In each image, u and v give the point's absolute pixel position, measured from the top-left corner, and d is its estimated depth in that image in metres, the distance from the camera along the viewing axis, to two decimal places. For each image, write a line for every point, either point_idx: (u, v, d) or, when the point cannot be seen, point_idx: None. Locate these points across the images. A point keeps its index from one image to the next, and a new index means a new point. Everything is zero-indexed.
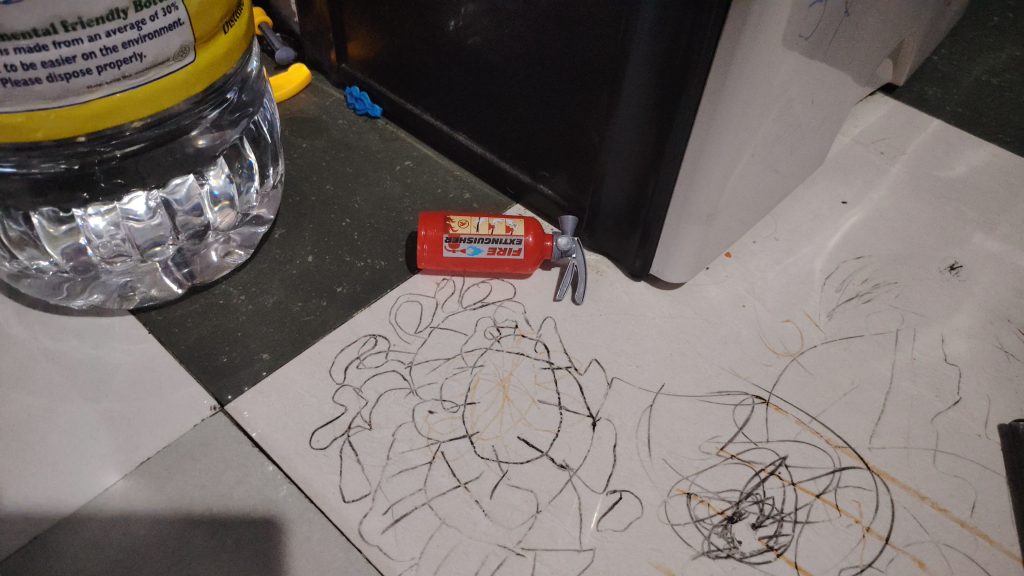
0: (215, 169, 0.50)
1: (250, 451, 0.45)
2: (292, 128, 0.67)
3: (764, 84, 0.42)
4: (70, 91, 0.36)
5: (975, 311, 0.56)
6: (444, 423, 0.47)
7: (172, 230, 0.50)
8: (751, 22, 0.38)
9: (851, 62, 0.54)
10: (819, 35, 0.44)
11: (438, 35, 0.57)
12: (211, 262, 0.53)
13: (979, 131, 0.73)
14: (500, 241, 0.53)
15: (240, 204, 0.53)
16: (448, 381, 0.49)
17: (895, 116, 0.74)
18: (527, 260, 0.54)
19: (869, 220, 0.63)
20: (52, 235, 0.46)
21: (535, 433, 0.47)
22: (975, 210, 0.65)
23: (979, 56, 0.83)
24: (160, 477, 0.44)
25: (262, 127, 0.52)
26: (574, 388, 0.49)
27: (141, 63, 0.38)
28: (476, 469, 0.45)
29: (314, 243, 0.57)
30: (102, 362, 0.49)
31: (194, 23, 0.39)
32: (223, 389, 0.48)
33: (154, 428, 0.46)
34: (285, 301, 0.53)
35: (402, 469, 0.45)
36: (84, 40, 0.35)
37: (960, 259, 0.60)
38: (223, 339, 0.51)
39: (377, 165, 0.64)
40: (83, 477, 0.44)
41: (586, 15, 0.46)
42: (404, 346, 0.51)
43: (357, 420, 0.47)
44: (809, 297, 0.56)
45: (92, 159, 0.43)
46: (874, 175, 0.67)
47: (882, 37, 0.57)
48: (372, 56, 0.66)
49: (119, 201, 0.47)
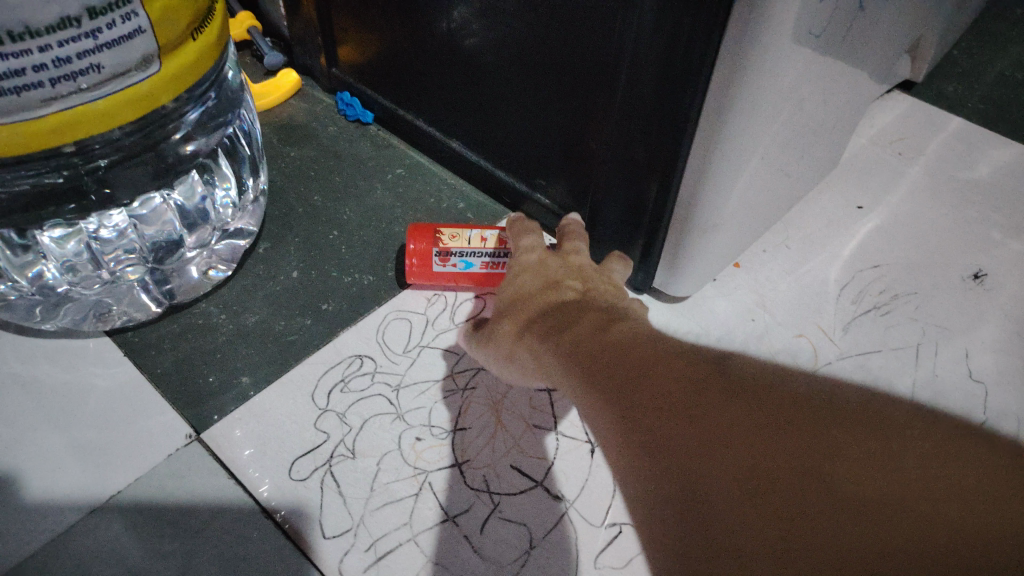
0: (184, 185, 0.47)
1: (226, 482, 0.42)
2: (279, 136, 0.65)
3: (773, 82, 0.39)
4: (22, 106, 0.34)
5: (1002, 323, 0.53)
6: (431, 451, 0.44)
7: (140, 251, 0.48)
8: (758, 13, 0.35)
9: (867, 56, 0.50)
10: (831, 31, 0.41)
11: (430, 39, 0.55)
12: (191, 279, 0.51)
13: (1001, 129, 0.70)
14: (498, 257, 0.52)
15: (215, 220, 0.50)
16: (438, 406, 0.46)
17: (913, 114, 0.71)
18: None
19: (887, 225, 0.60)
20: (14, 259, 0.44)
21: (529, 461, 0.44)
22: (1000, 214, 0.61)
23: (1003, 49, 0.79)
24: (129, 511, 0.41)
25: (238, 138, 0.50)
26: (572, 412, 0.46)
27: (99, 74, 0.35)
28: (466, 501, 0.42)
29: (300, 257, 0.55)
30: (76, 386, 0.47)
31: (157, 32, 0.36)
32: (200, 415, 0.45)
33: (126, 457, 0.43)
34: (268, 320, 0.51)
35: (387, 501, 0.42)
36: (34, 51, 0.33)
37: (985, 266, 0.57)
38: (202, 361, 0.48)
39: (368, 174, 0.62)
40: (48, 511, 0.41)
41: (580, 15, 0.43)
42: (391, 367, 0.48)
43: (340, 448, 0.44)
44: (822, 310, 0.53)
45: (72, 170, 0.40)
46: (891, 178, 0.64)
47: (900, 32, 0.53)
48: (364, 61, 0.63)
49: (84, 223, 0.44)
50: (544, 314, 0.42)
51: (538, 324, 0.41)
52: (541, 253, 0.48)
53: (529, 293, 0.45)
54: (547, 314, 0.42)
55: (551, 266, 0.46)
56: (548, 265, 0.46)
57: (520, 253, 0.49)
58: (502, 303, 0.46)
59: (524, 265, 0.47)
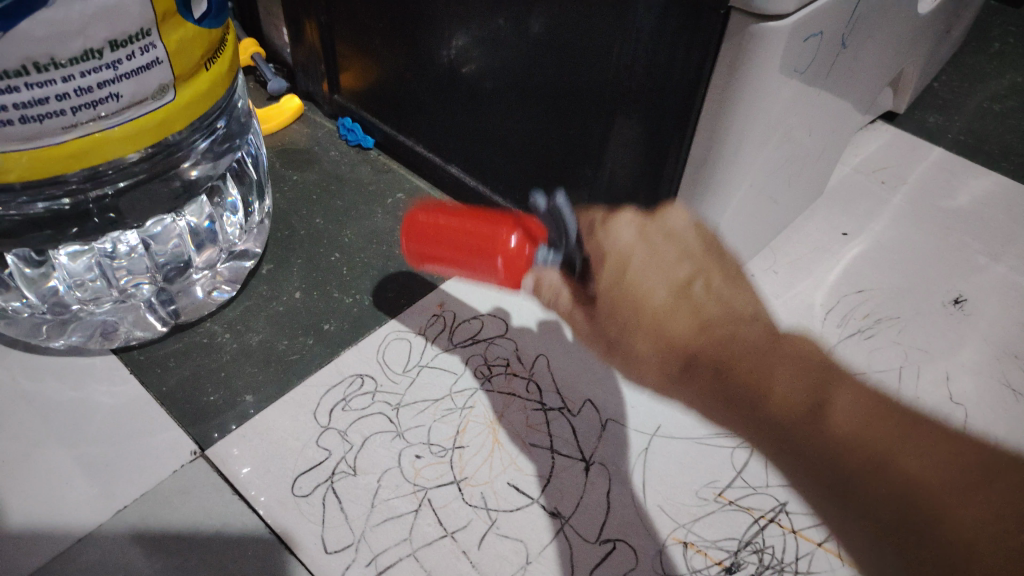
0: (194, 206, 0.50)
1: (230, 498, 0.43)
2: (283, 160, 0.66)
3: (761, 113, 0.41)
4: (44, 133, 0.35)
5: (981, 346, 0.55)
6: (431, 468, 0.45)
7: (150, 269, 0.50)
8: (745, 49, 0.37)
9: (851, 89, 0.52)
10: (816, 66, 0.43)
11: (430, 67, 0.57)
12: (197, 297, 0.53)
13: (982, 159, 0.72)
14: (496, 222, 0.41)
15: (223, 241, 0.53)
16: (437, 424, 0.48)
17: (895, 144, 0.73)
18: (506, 267, 0.40)
19: (871, 251, 0.62)
20: (28, 275, 0.46)
21: (525, 478, 0.45)
22: (979, 240, 0.63)
23: (981, 82, 0.82)
24: (134, 526, 0.42)
25: (246, 164, 0.53)
26: (566, 430, 0.48)
27: (118, 103, 0.37)
28: (464, 518, 0.43)
29: (302, 278, 0.56)
30: (82, 403, 0.48)
31: (173, 62, 0.38)
32: (204, 433, 0.46)
33: (132, 472, 0.44)
34: (272, 339, 0.52)
35: (387, 517, 0.43)
36: (58, 81, 0.34)
37: (965, 292, 0.59)
38: (207, 379, 0.49)
39: (369, 198, 0.63)
40: (53, 525, 0.42)
41: (576, 48, 0.45)
42: (391, 386, 0.50)
43: (341, 465, 0.45)
44: (809, 333, 0.55)
45: (83, 197, 0.43)
46: (875, 206, 0.66)
47: (882, 65, 0.56)
48: (366, 88, 0.65)
49: (97, 241, 0.47)
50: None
51: (688, 363, 0.47)
52: (632, 223, 0.47)
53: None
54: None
55: (657, 260, 0.45)
56: (659, 258, 0.45)
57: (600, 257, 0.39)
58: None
59: (627, 266, 0.45)
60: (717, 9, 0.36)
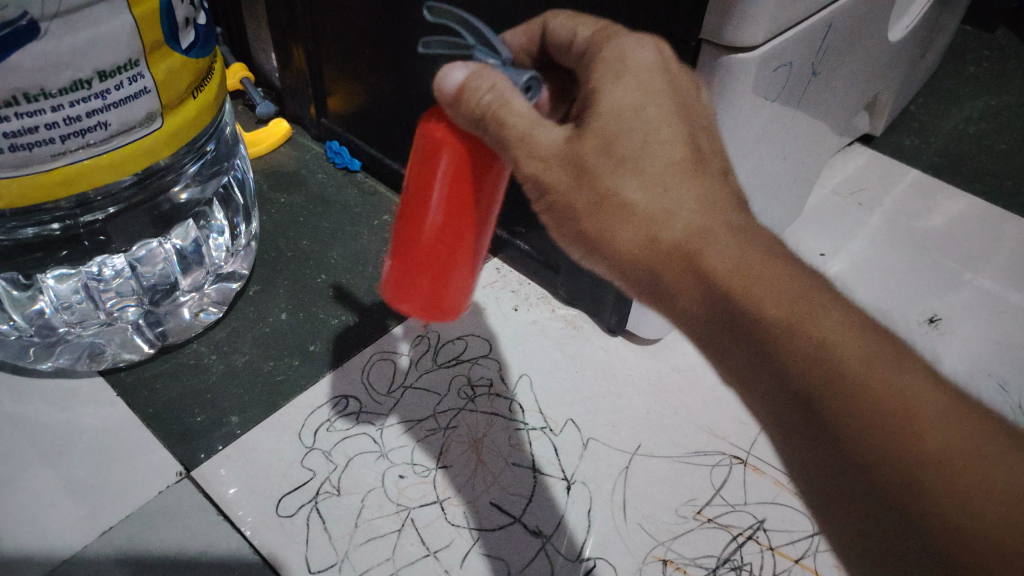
0: (180, 228, 0.51)
1: (215, 519, 0.44)
2: (271, 183, 0.67)
3: (739, 132, 0.42)
4: (33, 160, 0.36)
5: (955, 364, 0.56)
6: (414, 488, 0.46)
7: (136, 292, 0.52)
8: (717, 77, 0.39)
9: (824, 113, 0.54)
10: (788, 93, 0.45)
11: (414, 90, 0.58)
12: (183, 320, 0.54)
13: (957, 181, 0.74)
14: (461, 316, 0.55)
15: (209, 263, 0.54)
16: (421, 444, 0.48)
17: (873, 165, 0.75)
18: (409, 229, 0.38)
19: (848, 272, 0.63)
20: (16, 297, 0.48)
21: (508, 497, 0.46)
22: (954, 260, 0.65)
23: (956, 105, 0.84)
24: (119, 547, 0.42)
25: (232, 187, 0.55)
26: (549, 450, 0.49)
27: (106, 131, 0.38)
28: (447, 537, 0.44)
29: (288, 300, 0.57)
30: (69, 425, 0.48)
31: (161, 90, 0.39)
32: (190, 454, 0.47)
33: (117, 494, 0.45)
34: (257, 360, 0.53)
35: (370, 537, 0.44)
36: (47, 111, 0.35)
37: (939, 311, 0.60)
38: (193, 401, 0.50)
39: (356, 219, 0.64)
40: (37, 548, 0.42)
41: None
42: (375, 408, 0.50)
43: (326, 485, 0.46)
44: None
45: (75, 223, 0.45)
46: (852, 227, 0.68)
47: (856, 90, 0.57)
48: (352, 111, 0.66)
49: (85, 265, 0.48)
50: (695, 235, 0.31)
51: None
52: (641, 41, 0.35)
53: (682, 188, 0.32)
54: (693, 235, 0.31)
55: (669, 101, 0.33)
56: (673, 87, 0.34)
57: (607, 84, 0.33)
58: (610, 148, 0.32)
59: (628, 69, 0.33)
60: (687, 42, 0.38)
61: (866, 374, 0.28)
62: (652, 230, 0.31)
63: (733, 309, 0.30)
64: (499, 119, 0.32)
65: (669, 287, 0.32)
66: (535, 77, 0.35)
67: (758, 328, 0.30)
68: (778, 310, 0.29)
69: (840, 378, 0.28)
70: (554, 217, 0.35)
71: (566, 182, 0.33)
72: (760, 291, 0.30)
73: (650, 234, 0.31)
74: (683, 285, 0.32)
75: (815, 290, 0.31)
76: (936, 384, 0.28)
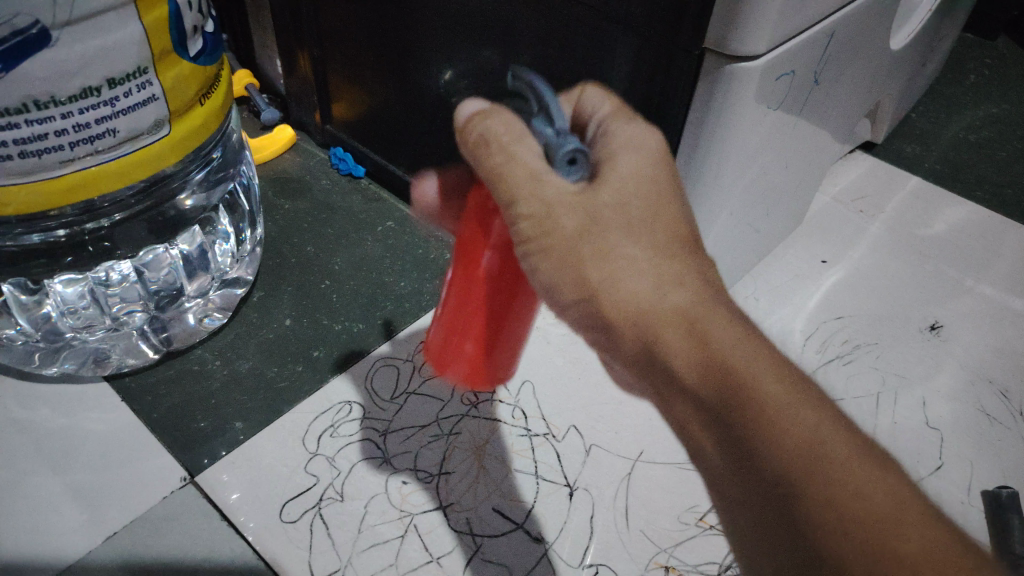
0: (186, 235, 0.52)
1: (219, 524, 0.44)
2: (275, 189, 0.68)
3: (742, 140, 0.43)
4: (42, 167, 0.37)
5: (956, 372, 0.56)
6: (417, 494, 0.46)
7: (142, 297, 0.52)
8: (720, 86, 0.39)
9: (826, 121, 0.54)
10: (790, 101, 0.45)
11: (419, 96, 0.58)
12: (187, 325, 0.54)
13: (958, 189, 0.74)
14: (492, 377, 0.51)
15: (214, 268, 0.55)
16: (423, 450, 0.49)
17: (874, 173, 0.75)
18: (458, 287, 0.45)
19: (850, 279, 0.64)
20: (23, 301, 0.48)
21: (510, 503, 0.46)
22: (955, 268, 0.65)
23: (957, 113, 0.84)
24: (124, 552, 0.42)
25: (238, 194, 0.55)
26: (552, 456, 0.49)
27: (114, 138, 0.38)
28: (449, 543, 0.44)
29: (292, 306, 0.57)
30: (74, 430, 0.48)
31: (169, 98, 0.39)
32: (194, 459, 0.47)
33: (122, 499, 0.45)
34: (261, 366, 0.53)
35: (373, 543, 0.44)
36: (57, 118, 0.35)
37: (941, 318, 0.60)
38: (197, 406, 0.50)
39: (359, 226, 0.65)
40: (42, 552, 0.42)
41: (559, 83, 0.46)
42: (379, 413, 0.51)
43: (329, 491, 0.46)
44: None
45: (81, 229, 0.46)
46: (854, 234, 0.68)
47: (858, 97, 0.57)
48: (356, 117, 0.66)
49: (92, 271, 0.49)
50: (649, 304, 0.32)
51: None
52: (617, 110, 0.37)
53: (667, 262, 0.33)
54: (653, 308, 0.32)
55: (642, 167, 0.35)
56: (645, 153, 0.35)
57: (624, 153, 0.35)
58: (622, 210, 0.33)
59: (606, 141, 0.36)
60: (691, 51, 0.39)
61: (835, 458, 0.29)
62: (631, 292, 0.32)
63: (724, 384, 0.31)
64: (509, 152, 0.33)
65: (660, 355, 0.32)
66: (581, 148, 0.34)
67: (749, 404, 0.30)
68: (771, 390, 0.30)
69: (813, 464, 0.29)
70: (550, 254, 0.34)
71: (569, 230, 0.33)
72: (750, 366, 0.31)
73: (612, 294, 0.32)
74: (674, 355, 0.32)
75: (801, 393, 0.31)
76: (868, 464, 0.29)
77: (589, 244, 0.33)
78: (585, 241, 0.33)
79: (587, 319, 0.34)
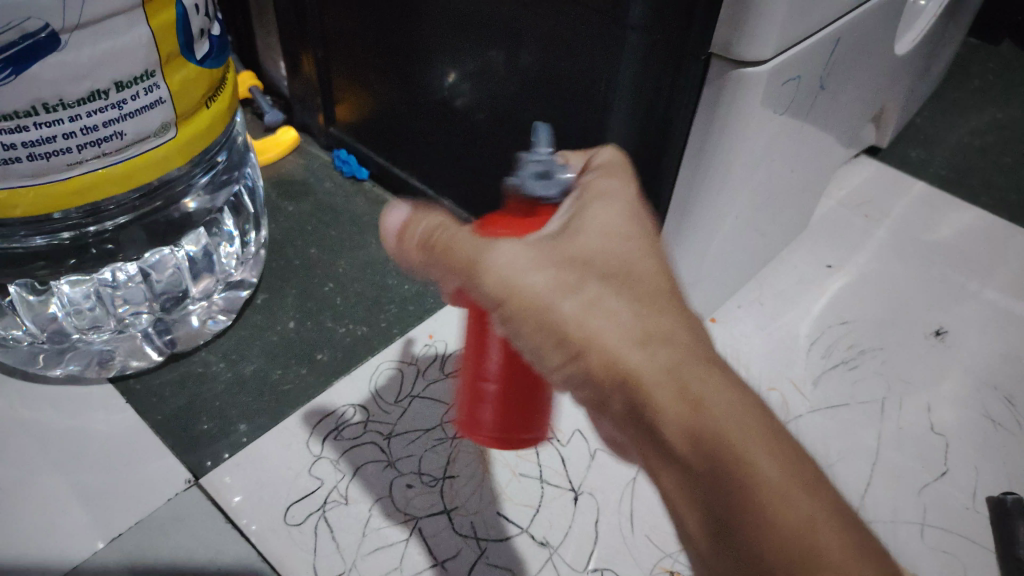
0: (191, 236, 0.52)
1: (223, 527, 0.44)
2: (279, 191, 0.68)
3: (748, 144, 0.43)
4: (50, 169, 0.36)
5: (962, 377, 0.56)
6: (421, 498, 0.46)
7: (147, 300, 0.52)
8: (727, 90, 0.39)
9: (832, 126, 0.54)
10: (796, 105, 0.45)
11: (424, 98, 0.58)
12: (192, 327, 0.54)
13: (963, 193, 0.74)
14: (527, 431, 0.39)
15: (219, 271, 0.55)
16: (428, 454, 0.48)
17: (879, 177, 0.75)
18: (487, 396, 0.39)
19: (855, 285, 0.63)
20: (29, 301, 0.48)
21: (515, 507, 0.46)
22: (960, 272, 0.65)
23: (962, 117, 0.84)
24: (128, 554, 0.42)
25: (243, 196, 0.55)
26: (556, 461, 0.49)
27: (121, 141, 0.38)
28: (454, 547, 0.44)
29: (296, 308, 0.57)
30: (78, 432, 0.48)
31: (175, 100, 0.39)
32: (198, 462, 0.47)
33: (127, 501, 0.45)
34: (265, 368, 0.53)
35: (378, 546, 0.44)
36: (65, 121, 0.35)
37: (946, 324, 0.60)
38: (201, 409, 0.50)
39: (363, 228, 0.65)
40: (47, 554, 0.42)
41: (565, 86, 0.46)
42: (383, 417, 0.50)
43: (333, 494, 0.46)
44: (794, 365, 0.56)
45: (86, 232, 0.45)
46: (859, 239, 0.68)
47: (864, 101, 0.57)
48: (360, 119, 0.66)
49: (98, 273, 0.49)
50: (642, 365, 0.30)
51: None
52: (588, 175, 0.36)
53: (657, 317, 0.32)
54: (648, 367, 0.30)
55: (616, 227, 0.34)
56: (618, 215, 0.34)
57: (597, 204, 0.34)
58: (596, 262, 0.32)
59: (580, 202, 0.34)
60: (697, 56, 0.38)
61: (830, 545, 0.26)
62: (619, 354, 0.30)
63: (712, 447, 0.28)
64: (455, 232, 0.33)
65: (650, 418, 0.30)
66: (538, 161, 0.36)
67: (728, 465, 0.28)
68: (751, 453, 0.28)
69: (804, 547, 0.26)
70: (528, 317, 0.32)
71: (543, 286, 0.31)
72: (737, 431, 0.28)
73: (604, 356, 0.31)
74: (666, 414, 0.29)
75: (784, 453, 0.28)
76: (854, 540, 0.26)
77: (570, 300, 0.31)
78: (565, 298, 0.31)
79: (580, 379, 0.32)
